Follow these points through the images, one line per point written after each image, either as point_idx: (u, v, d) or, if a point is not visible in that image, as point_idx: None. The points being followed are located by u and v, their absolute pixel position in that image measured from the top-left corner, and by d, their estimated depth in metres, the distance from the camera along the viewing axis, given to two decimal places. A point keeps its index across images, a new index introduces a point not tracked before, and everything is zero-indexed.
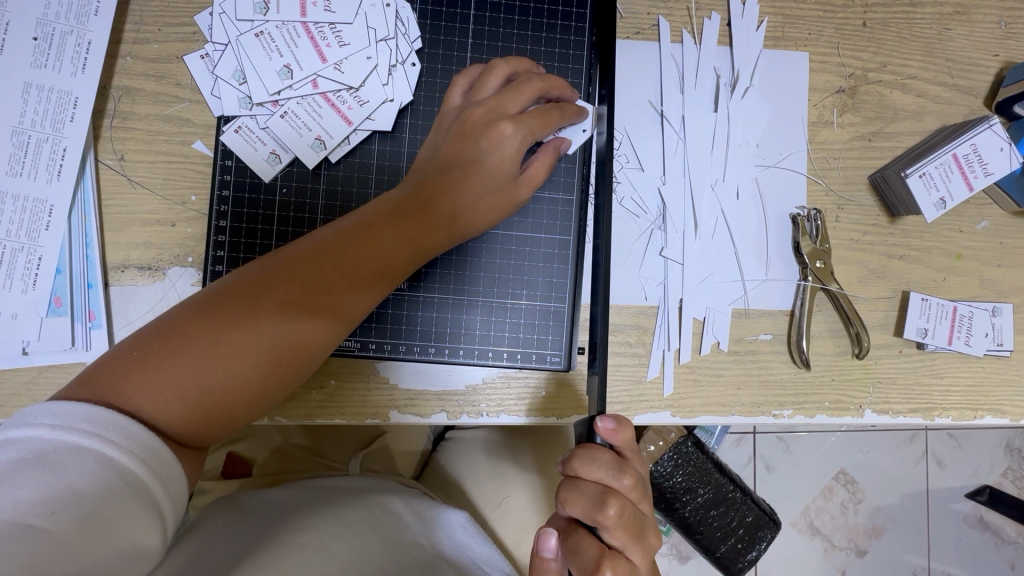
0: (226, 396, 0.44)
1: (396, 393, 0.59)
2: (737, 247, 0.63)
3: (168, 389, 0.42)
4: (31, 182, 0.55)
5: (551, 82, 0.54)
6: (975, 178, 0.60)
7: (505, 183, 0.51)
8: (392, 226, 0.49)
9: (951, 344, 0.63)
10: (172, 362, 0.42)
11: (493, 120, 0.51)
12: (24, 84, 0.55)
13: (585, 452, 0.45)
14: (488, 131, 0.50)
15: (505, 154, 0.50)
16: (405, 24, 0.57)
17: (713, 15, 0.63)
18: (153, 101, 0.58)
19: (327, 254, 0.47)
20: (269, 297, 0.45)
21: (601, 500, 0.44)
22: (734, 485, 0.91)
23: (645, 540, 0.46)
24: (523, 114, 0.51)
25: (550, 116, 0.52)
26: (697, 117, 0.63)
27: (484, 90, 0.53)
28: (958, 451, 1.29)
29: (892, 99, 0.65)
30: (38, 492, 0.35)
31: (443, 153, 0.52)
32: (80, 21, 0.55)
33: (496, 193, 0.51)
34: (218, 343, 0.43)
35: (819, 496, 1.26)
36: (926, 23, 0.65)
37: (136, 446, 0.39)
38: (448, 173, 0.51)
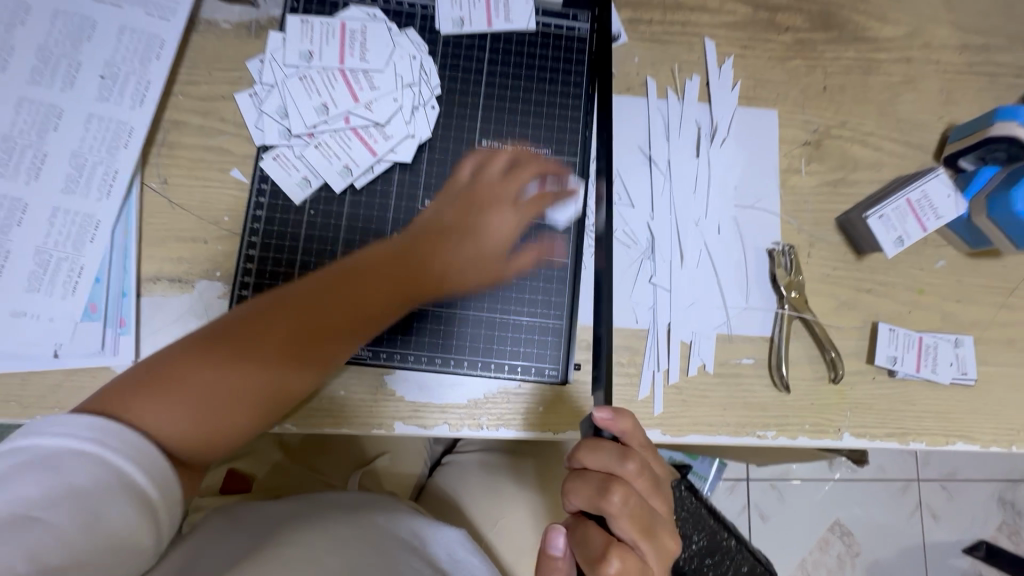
0: (230, 415, 0.48)
1: (402, 405, 0.63)
2: (719, 277, 0.69)
3: (181, 406, 0.45)
4: (83, 200, 0.61)
5: (544, 164, 0.63)
6: (928, 221, 0.67)
7: (498, 252, 0.60)
8: (398, 274, 0.56)
9: (920, 371, 0.68)
10: (188, 382, 0.46)
11: (495, 206, 0.61)
12: (87, 115, 0.62)
13: (588, 442, 0.44)
14: (488, 207, 0.61)
15: (502, 232, 0.60)
16: (428, 74, 0.65)
17: (693, 76, 0.72)
18: (198, 133, 0.65)
19: (340, 291, 0.53)
20: (280, 332, 0.50)
21: (604, 487, 0.43)
22: (728, 532, 0.93)
23: (658, 538, 0.44)
24: (520, 202, 0.61)
25: (541, 201, 0.63)
26: (682, 162, 0.71)
27: (491, 171, 0.62)
28: (949, 502, 1.49)
29: (852, 152, 0.73)
30: (40, 490, 0.37)
31: (448, 216, 0.60)
32: (144, 64, 0.64)
33: (489, 260, 0.60)
34: (227, 370, 0.48)
35: (818, 550, 1.42)
36: (877, 88, 0.75)
37: (133, 454, 0.41)
38: (449, 232, 0.59)
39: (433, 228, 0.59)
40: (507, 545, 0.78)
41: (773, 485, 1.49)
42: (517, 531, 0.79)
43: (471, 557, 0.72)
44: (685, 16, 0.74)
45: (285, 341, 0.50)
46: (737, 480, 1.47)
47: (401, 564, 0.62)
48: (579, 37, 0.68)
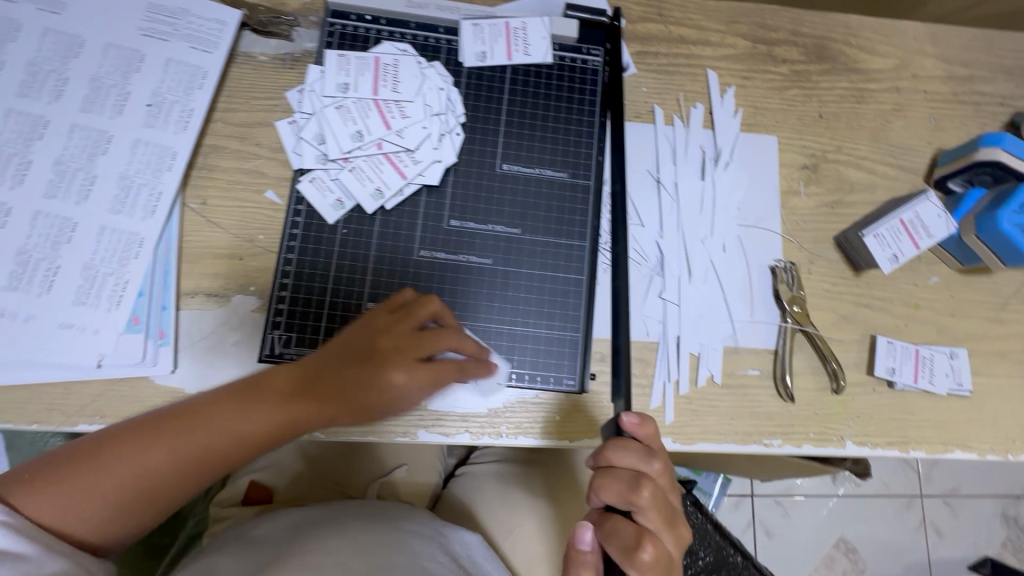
0: (137, 505, 0.53)
1: (425, 413, 0.66)
2: (726, 292, 0.73)
3: (74, 493, 0.51)
4: (128, 219, 0.65)
5: (467, 342, 0.58)
6: (920, 239, 0.71)
7: (388, 405, 0.57)
8: (246, 408, 0.55)
9: (917, 382, 0.71)
10: (80, 477, 0.51)
11: (387, 363, 0.56)
12: (134, 140, 0.66)
13: (617, 441, 0.43)
14: (395, 354, 0.56)
15: (394, 394, 0.56)
16: (453, 103, 0.70)
17: (698, 105, 0.77)
18: (236, 157, 0.69)
19: (200, 431, 0.53)
20: (168, 445, 0.53)
21: (636, 484, 0.42)
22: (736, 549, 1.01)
23: (678, 527, 0.44)
24: (416, 352, 0.56)
25: (442, 378, 0.57)
26: (688, 185, 0.75)
27: (409, 321, 0.58)
28: (955, 522, 1.69)
29: (848, 175, 0.78)
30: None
31: (348, 356, 0.57)
32: (187, 93, 0.68)
33: (366, 409, 0.57)
34: (99, 472, 0.51)
35: (823, 563, 1.63)
36: (870, 116, 0.80)
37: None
38: (347, 374, 0.56)
39: (326, 369, 0.56)
40: (521, 556, 0.80)
41: (775, 501, 1.66)
42: (530, 539, 0.81)
43: (487, 561, 0.74)
44: (688, 49, 0.79)
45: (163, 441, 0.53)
46: (737, 494, 1.65)
47: (421, 560, 0.66)
48: (591, 69, 0.74)
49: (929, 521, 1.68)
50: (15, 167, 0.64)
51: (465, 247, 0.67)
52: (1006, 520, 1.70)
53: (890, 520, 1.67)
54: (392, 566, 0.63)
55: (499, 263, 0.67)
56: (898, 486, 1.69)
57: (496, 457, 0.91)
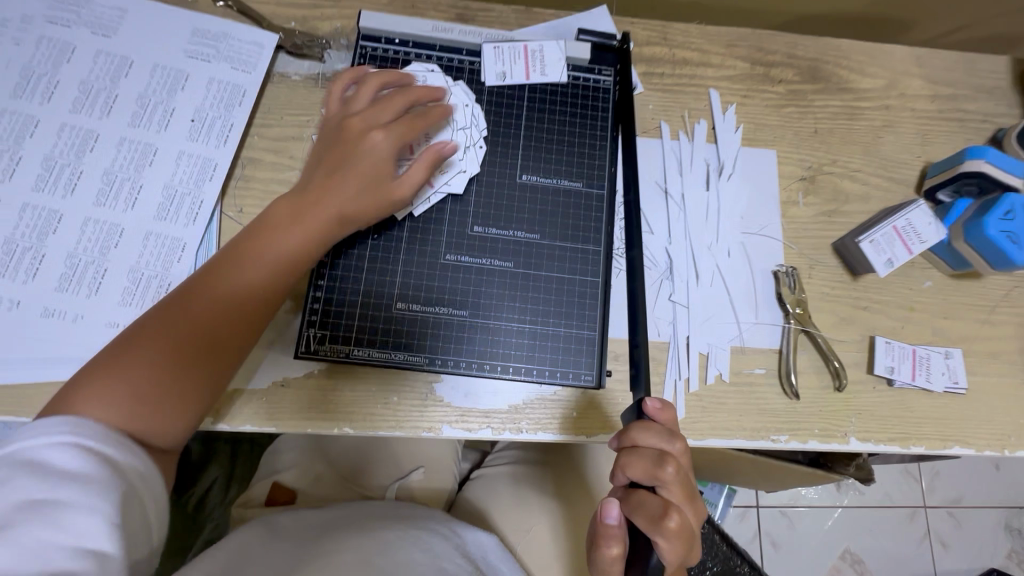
0: (163, 403, 0.54)
1: (449, 410, 0.69)
2: (732, 295, 0.77)
3: (104, 399, 0.51)
4: (172, 225, 0.69)
5: (386, 74, 0.70)
6: (913, 244, 0.76)
7: (381, 175, 0.65)
8: (257, 259, 0.61)
9: (915, 380, 0.75)
10: (102, 384, 0.52)
11: (366, 130, 0.66)
12: (179, 152, 0.71)
13: (642, 422, 0.46)
14: (364, 138, 0.66)
15: (384, 154, 0.66)
16: (476, 119, 0.75)
17: (701, 121, 0.83)
18: (271, 169, 0.74)
19: (195, 289, 0.58)
20: (158, 319, 0.56)
21: (660, 461, 0.45)
22: None
23: (697, 502, 0.47)
24: (391, 124, 0.67)
25: (416, 125, 0.68)
26: (694, 194, 0.80)
27: (356, 101, 0.69)
28: (959, 532, 1.70)
29: (843, 187, 0.83)
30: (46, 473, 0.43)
31: (327, 158, 0.66)
32: (228, 109, 0.73)
33: (365, 196, 0.64)
34: (115, 361, 0.54)
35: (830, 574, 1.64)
36: (862, 132, 0.86)
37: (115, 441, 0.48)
38: (331, 173, 0.65)
39: (319, 175, 0.65)
40: (534, 557, 0.82)
41: (780, 512, 1.67)
42: (544, 540, 0.83)
43: (503, 562, 0.77)
44: (691, 71, 0.85)
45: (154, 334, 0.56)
46: (743, 505, 1.67)
47: (441, 561, 0.69)
48: (603, 88, 0.79)
49: (934, 532, 1.69)
50: (67, 178, 0.68)
51: (488, 251, 0.71)
52: (1010, 532, 1.71)
53: (895, 532, 1.69)
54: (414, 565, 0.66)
55: (519, 266, 0.71)
56: (902, 497, 1.70)
57: (509, 459, 0.95)
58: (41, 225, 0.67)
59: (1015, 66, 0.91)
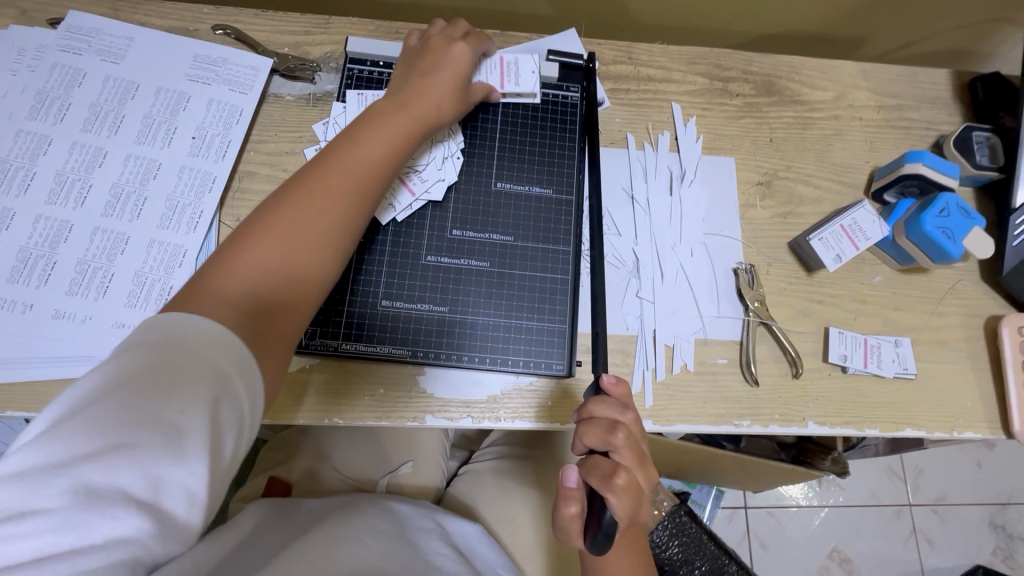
0: (293, 285, 0.58)
1: (432, 400, 0.74)
2: (695, 291, 0.83)
3: (227, 290, 0.54)
4: (175, 234, 0.75)
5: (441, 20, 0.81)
6: (858, 241, 0.83)
7: (464, 77, 0.77)
8: (393, 155, 0.68)
9: (867, 367, 0.81)
10: (226, 276, 0.55)
11: (444, 49, 0.76)
12: (181, 166, 0.77)
13: (597, 396, 0.53)
14: (444, 48, 0.76)
15: (463, 62, 0.77)
16: (454, 132, 0.81)
17: (664, 132, 0.90)
18: (266, 181, 0.80)
19: (347, 170, 0.64)
20: (340, 197, 0.63)
21: (612, 429, 0.51)
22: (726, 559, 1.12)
23: (648, 468, 0.53)
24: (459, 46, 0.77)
25: (479, 43, 0.79)
26: (658, 198, 0.87)
27: (427, 34, 0.79)
28: (943, 530, 1.73)
29: (797, 190, 0.90)
30: (172, 395, 0.43)
31: (416, 67, 0.75)
32: (226, 127, 0.80)
33: (452, 94, 0.75)
34: (267, 246, 0.58)
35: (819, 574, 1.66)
36: (813, 140, 0.93)
37: (215, 350, 0.47)
38: (426, 73, 0.75)
39: (410, 80, 0.74)
40: (517, 545, 0.85)
41: (769, 512, 1.71)
42: (527, 529, 0.87)
43: (486, 549, 0.81)
44: (654, 86, 0.92)
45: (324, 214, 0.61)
46: (732, 506, 1.71)
47: (427, 554, 0.72)
48: (571, 103, 0.86)
49: (919, 530, 1.73)
50: (78, 191, 0.74)
51: (466, 252, 0.77)
52: (994, 528, 1.75)
53: (882, 532, 1.72)
54: (400, 551, 0.70)
55: (495, 266, 0.77)
56: (886, 496, 1.74)
57: (494, 454, 0.99)
58: (53, 235, 0.72)
59: (956, 78, 0.98)
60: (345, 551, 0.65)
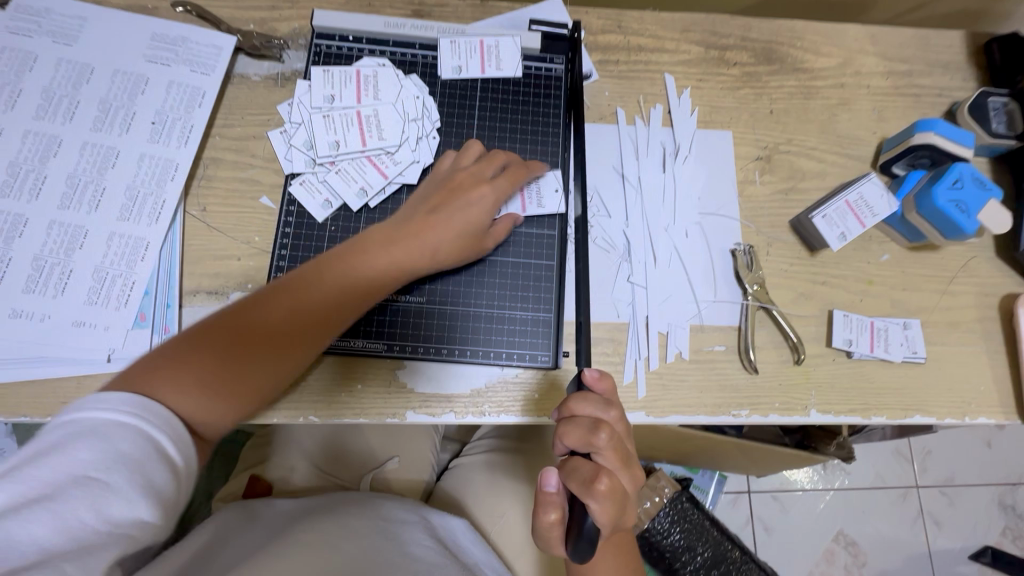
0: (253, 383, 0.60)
1: (413, 396, 0.71)
2: (690, 275, 0.78)
3: (196, 379, 0.56)
4: (136, 225, 0.71)
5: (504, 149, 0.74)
6: (865, 218, 0.77)
7: (475, 229, 0.69)
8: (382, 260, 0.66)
9: (874, 351, 0.76)
10: (200, 361, 0.57)
11: (475, 182, 0.70)
12: (140, 154, 0.73)
13: (578, 392, 0.50)
14: (468, 191, 0.69)
15: (482, 209, 0.69)
16: (429, 110, 0.77)
17: (656, 106, 0.84)
18: (233, 167, 0.76)
19: (356, 269, 0.65)
20: (341, 289, 0.64)
21: (594, 428, 0.48)
22: (731, 545, 1.24)
23: (632, 469, 0.50)
24: (494, 179, 0.71)
25: (516, 177, 0.71)
26: (651, 177, 0.82)
27: (465, 161, 0.72)
28: (953, 510, 1.70)
29: (799, 165, 0.84)
30: (92, 454, 0.45)
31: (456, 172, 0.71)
32: (188, 111, 0.75)
33: (453, 245, 0.68)
34: (246, 339, 0.59)
35: (823, 559, 1.64)
36: (817, 111, 0.87)
37: (167, 426, 0.51)
38: (431, 217, 0.67)
39: (452, 173, 0.71)
40: (506, 542, 0.83)
41: (773, 496, 1.68)
42: (518, 525, 0.84)
43: (473, 545, 0.78)
44: (646, 56, 0.86)
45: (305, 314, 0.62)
46: (735, 491, 1.68)
47: (407, 546, 0.70)
48: (556, 76, 0.81)
49: (926, 511, 1.70)
50: (32, 183, 0.70)
51: None
52: (1004, 509, 1.71)
53: (888, 514, 1.69)
54: (380, 548, 0.67)
55: None
56: (893, 478, 1.71)
57: (484, 448, 0.95)
58: (7, 230, 0.68)
59: (971, 39, 0.92)
60: (320, 555, 0.62)
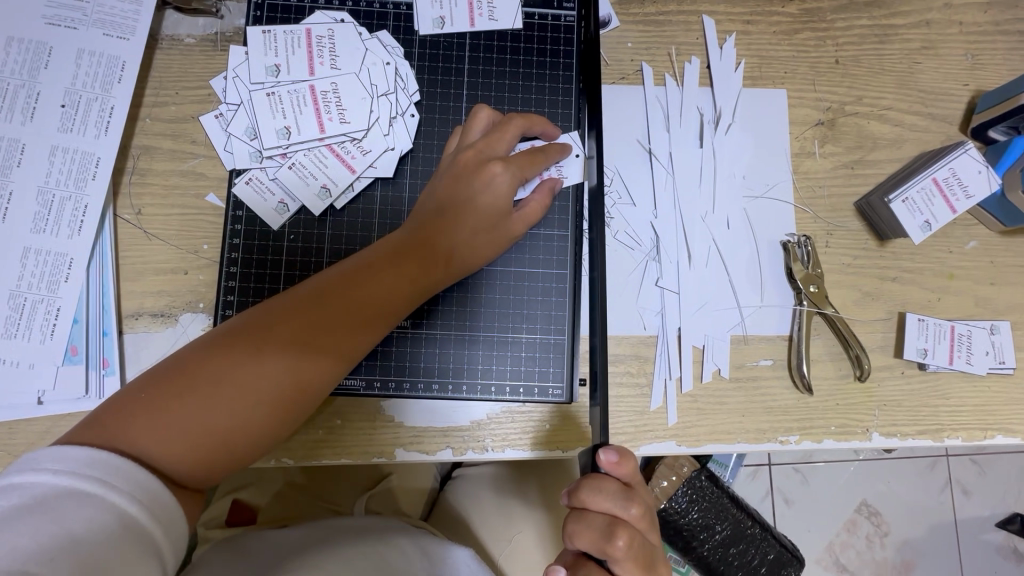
0: (242, 430, 0.46)
1: (402, 430, 0.60)
2: (732, 275, 0.65)
3: (173, 428, 0.43)
4: (54, 238, 0.58)
5: (530, 117, 0.59)
6: (958, 201, 0.62)
7: (501, 218, 0.55)
8: (400, 266, 0.52)
9: (953, 363, 0.63)
10: (177, 405, 0.44)
11: (486, 161, 0.55)
12: (51, 147, 0.59)
13: (592, 484, 0.47)
14: (478, 173, 0.55)
15: (504, 192, 0.55)
16: (404, 80, 0.63)
17: (692, 59, 0.67)
18: (170, 158, 0.62)
19: (361, 277, 0.51)
20: (342, 304, 0.49)
21: (610, 532, 0.46)
22: (753, 521, 0.93)
23: (655, 570, 0.47)
24: (511, 156, 0.56)
25: (537, 159, 0.57)
26: (684, 152, 0.66)
27: (471, 135, 0.58)
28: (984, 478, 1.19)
29: (870, 130, 0.68)
30: (37, 540, 0.35)
31: (474, 145, 0.56)
32: (105, 88, 0.60)
33: (478, 238, 0.55)
34: (232, 372, 0.45)
35: (844, 531, 1.15)
36: (895, 58, 0.69)
37: (142, 492, 0.39)
38: (448, 212, 0.54)
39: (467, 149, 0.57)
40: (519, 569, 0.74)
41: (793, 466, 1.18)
42: (530, 549, 0.74)
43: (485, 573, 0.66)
44: None
45: (306, 338, 0.48)
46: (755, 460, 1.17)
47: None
48: (565, 26, 0.66)
49: (955, 479, 1.19)
50: None
51: None
52: None
53: (905, 474, 1.18)
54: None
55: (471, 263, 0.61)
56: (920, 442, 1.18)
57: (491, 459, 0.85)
58: None
59: None
60: None
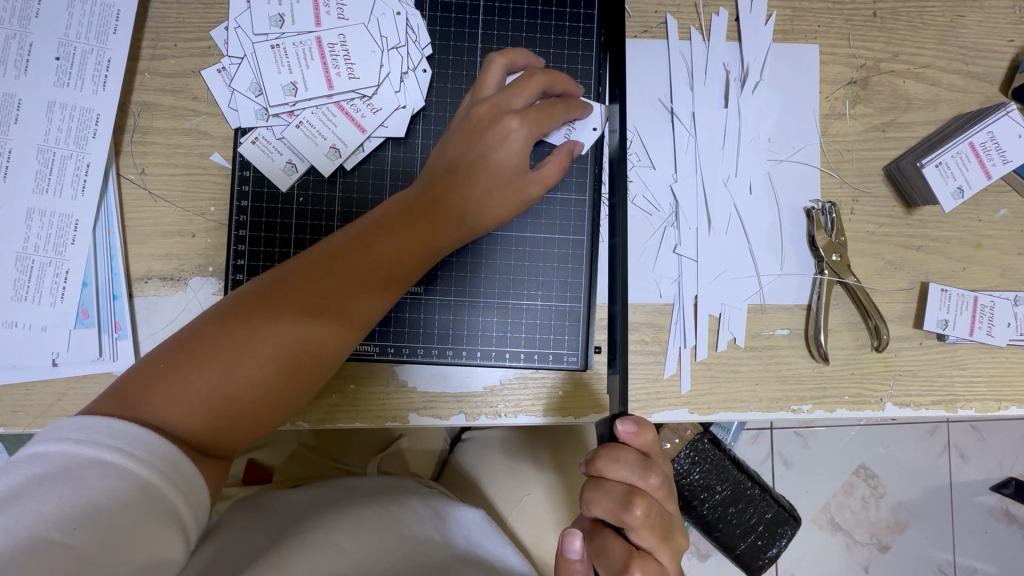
0: (262, 398, 0.45)
1: (415, 395, 0.60)
2: (751, 242, 0.63)
3: (194, 396, 0.43)
4: (58, 199, 0.56)
5: (549, 70, 0.56)
6: (993, 166, 0.60)
7: (519, 177, 0.53)
8: (416, 228, 0.51)
9: (973, 335, 0.62)
10: (197, 373, 0.43)
11: (503, 117, 0.53)
12: (48, 103, 0.56)
13: (609, 453, 0.47)
14: (494, 130, 0.53)
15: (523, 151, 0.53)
16: (415, 32, 0.59)
17: (720, 11, 0.63)
18: (171, 116, 0.59)
19: (377, 239, 0.49)
20: (358, 266, 0.48)
21: (628, 500, 0.46)
22: (752, 482, 0.94)
23: (673, 541, 0.48)
24: (528, 110, 0.53)
25: (555, 113, 0.55)
26: (708, 113, 0.63)
27: (487, 88, 0.55)
28: (983, 443, 1.20)
29: (905, 89, 0.64)
30: (60, 507, 0.35)
31: (489, 100, 0.54)
32: (101, 40, 0.57)
33: (496, 199, 0.53)
34: (249, 341, 0.45)
35: (840, 491, 1.18)
36: (937, 11, 0.64)
37: (158, 460, 0.39)
38: (462, 172, 0.53)
39: (483, 104, 0.54)
40: (529, 529, 0.75)
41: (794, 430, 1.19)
42: (541, 511, 0.76)
43: (491, 535, 0.66)
44: None
45: (323, 304, 0.47)
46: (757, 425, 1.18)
47: (420, 539, 0.59)
48: None
49: (954, 445, 1.20)
50: None
51: None
52: None
53: (905, 439, 1.19)
54: (390, 544, 0.56)
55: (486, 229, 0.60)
56: None
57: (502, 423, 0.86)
58: None
59: None
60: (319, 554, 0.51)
